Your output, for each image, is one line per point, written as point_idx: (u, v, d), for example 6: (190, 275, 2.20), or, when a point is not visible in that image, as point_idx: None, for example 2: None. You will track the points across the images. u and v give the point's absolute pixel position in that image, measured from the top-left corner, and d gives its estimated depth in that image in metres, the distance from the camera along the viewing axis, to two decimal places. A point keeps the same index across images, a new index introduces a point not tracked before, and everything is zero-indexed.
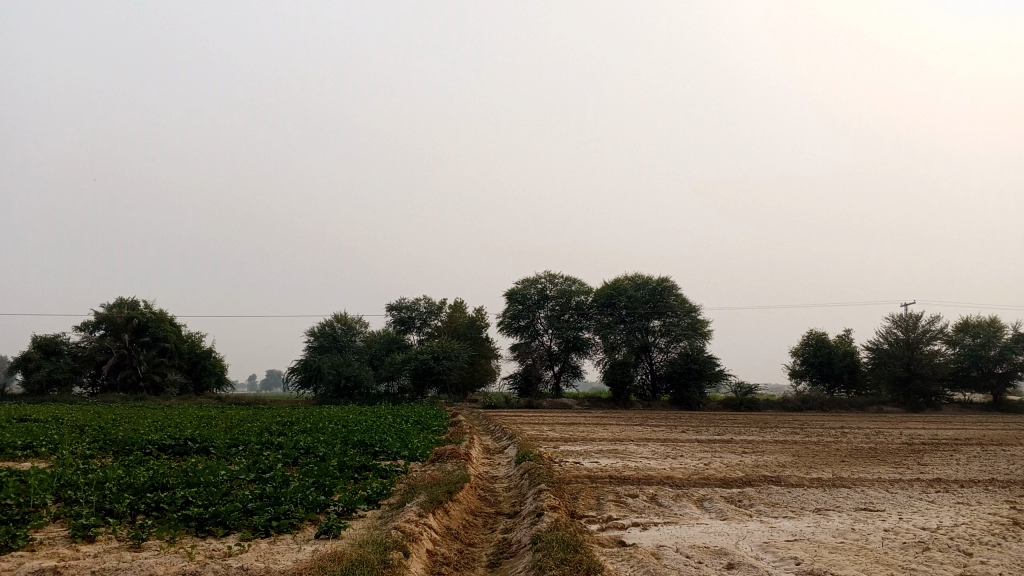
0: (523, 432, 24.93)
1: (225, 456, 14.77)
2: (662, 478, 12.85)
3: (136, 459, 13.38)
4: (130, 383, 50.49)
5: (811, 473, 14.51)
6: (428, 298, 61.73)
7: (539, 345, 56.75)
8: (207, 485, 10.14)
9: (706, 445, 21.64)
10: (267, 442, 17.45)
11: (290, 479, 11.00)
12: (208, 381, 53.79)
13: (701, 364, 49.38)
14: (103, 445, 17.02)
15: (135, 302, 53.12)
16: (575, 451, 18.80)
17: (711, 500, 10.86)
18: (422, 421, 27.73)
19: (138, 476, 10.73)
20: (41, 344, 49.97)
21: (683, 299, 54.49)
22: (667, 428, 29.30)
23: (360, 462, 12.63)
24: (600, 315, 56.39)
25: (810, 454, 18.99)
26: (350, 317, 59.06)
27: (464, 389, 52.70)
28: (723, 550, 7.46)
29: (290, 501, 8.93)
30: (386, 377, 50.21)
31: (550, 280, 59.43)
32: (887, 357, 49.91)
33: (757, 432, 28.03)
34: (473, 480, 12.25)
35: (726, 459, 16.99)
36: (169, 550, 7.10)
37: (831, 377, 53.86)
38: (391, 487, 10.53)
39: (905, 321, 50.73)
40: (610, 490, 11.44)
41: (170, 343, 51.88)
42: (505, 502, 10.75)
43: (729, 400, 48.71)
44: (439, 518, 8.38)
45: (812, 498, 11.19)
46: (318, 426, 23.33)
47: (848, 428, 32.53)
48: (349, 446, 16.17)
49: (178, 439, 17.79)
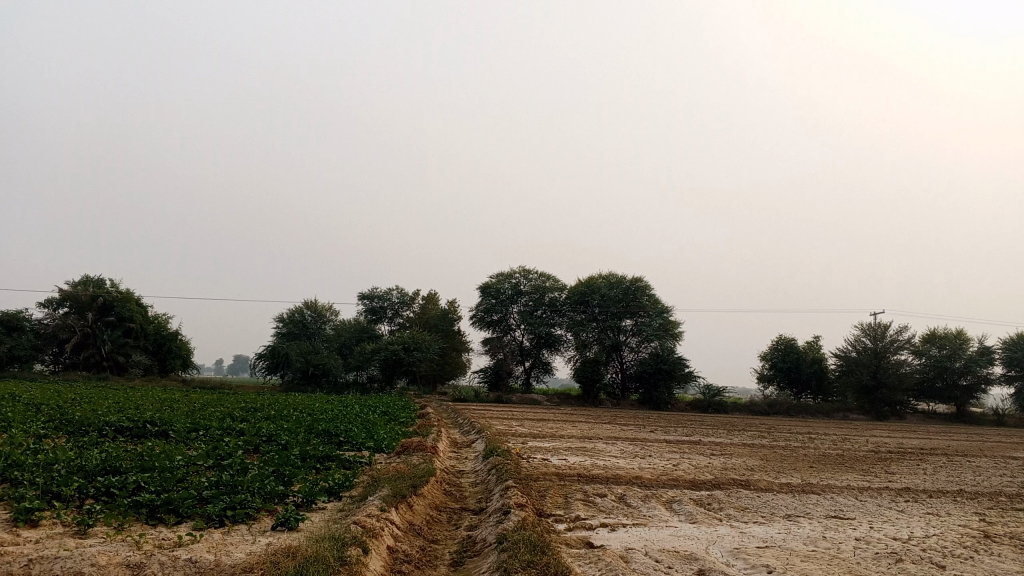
0: (492, 427, 24.67)
1: (184, 440, 14.33)
2: (631, 478, 12.66)
3: (90, 441, 12.89)
4: (93, 362, 49.50)
5: (780, 478, 14.41)
6: (401, 288, 61.24)
7: (511, 340, 56.50)
8: (161, 471, 9.75)
9: (674, 446, 21.54)
10: (229, 428, 17.01)
11: (250, 466, 10.65)
12: (173, 363, 52.94)
13: (670, 364, 49.42)
14: (58, 424, 16.50)
15: (101, 280, 52.09)
16: (543, 448, 18.59)
17: (680, 502, 10.67)
18: (389, 411, 27.43)
19: (90, 458, 10.31)
20: (3, 319, 48.77)
21: (656, 300, 54.52)
22: (636, 428, 29.23)
23: (323, 452, 12.30)
24: (573, 312, 56.27)
25: (777, 459, 18.90)
26: (321, 305, 58.42)
27: (433, 381, 52.44)
28: (693, 555, 7.26)
29: (247, 491, 8.60)
30: (354, 366, 49.75)
31: (524, 275, 59.15)
32: (854, 365, 50.28)
33: (725, 435, 28.00)
34: (439, 475, 11.97)
35: (695, 461, 16.84)
36: (115, 537, 6.74)
37: (798, 383, 54.17)
38: (353, 478, 10.21)
39: (873, 330, 51.13)
40: (578, 489, 11.20)
41: (136, 323, 50.95)
42: (471, 498, 10.48)
43: (698, 402, 48.86)
44: (402, 512, 8.10)
45: (781, 504, 11.05)
46: (283, 413, 22.88)
47: (814, 434, 32.66)
48: (313, 435, 15.80)
49: (137, 421, 17.30)
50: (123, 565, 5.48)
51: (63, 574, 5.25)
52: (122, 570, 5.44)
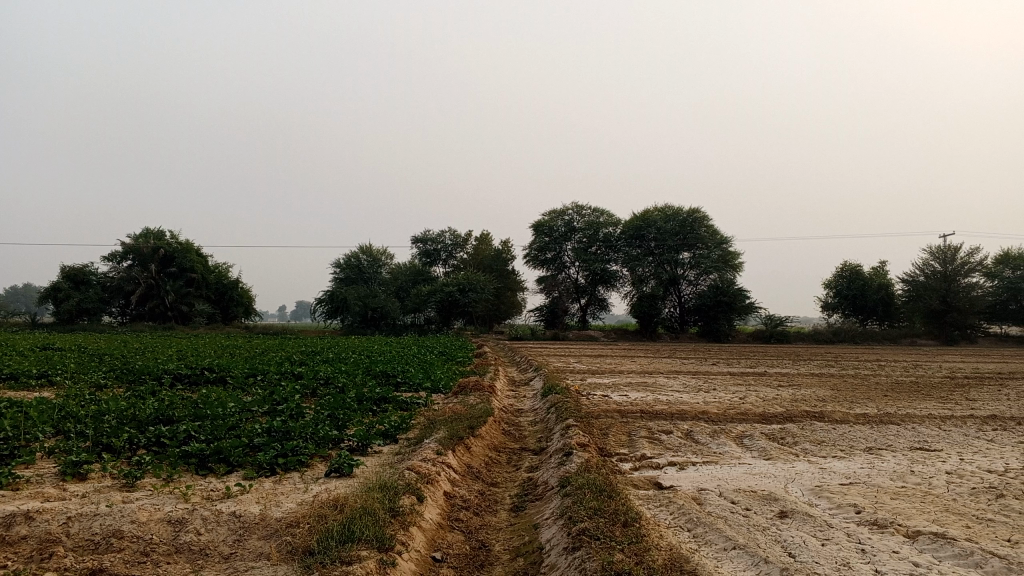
0: (550, 364, 24.35)
1: (241, 387, 14.21)
2: (698, 413, 12.10)
3: (147, 390, 12.80)
4: (159, 313, 50.63)
5: (855, 408, 13.72)
6: (453, 229, 60.89)
7: (566, 278, 55.93)
8: (215, 419, 9.53)
9: (739, 378, 20.93)
10: (286, 373, 16.96)
11: (304, 411, 10.36)
12: (236, 311, 53.88)
13: (731, 296, 48.03)
14: (119, 374, 16.62)
15: (161, 233, 52.83)
16: (604, 385, 18.18)
17: (752, 437, 10.11)
18: (447, 351, 27.40)
19: (144, 408, 10.15)
20: (70, 274, 49.80)
21: (714, 231, 53.06)
22: (697, 361, 28.76)
23: (379, 394, 11.99)
24: (629, 247, 55.23)
25: (849, 389, 18.14)
26: (375, 249, 58.57)
27: (489, 320, 52.65)
28: (772, 496, 6.72)
29: (298, 436, 8.27)
30: (411, 309, 49.72)
31: (577, 211, 58.15)
32: (922, 289, 48.43)
33: (792, 365, 27.22)
34: (497, 415, 11.58)
35: (762, 394, 16.22)
36: (163, 490, 6.50)
37: (864, 310, 52.71)
38: (409, 420, 9.85)
39: (942, 253, 48.93)
40: (642, 426, 10.70)
41: (198, 273, 51.76)
42: (531, 438, 10.07)
43: (760, 333, 47.87)
44: (459, 455, 7.71)
45: (860, 436, 10.40)
46: (341, 356, 22.91)
47: (884, 361, 31.61)
48: (369, 377, 15.60)
49: (195, 369, 17.34)
50: (164, 522, 5.18)
51: (101, 533, 4.98)
52: (163, 528, 5.14)
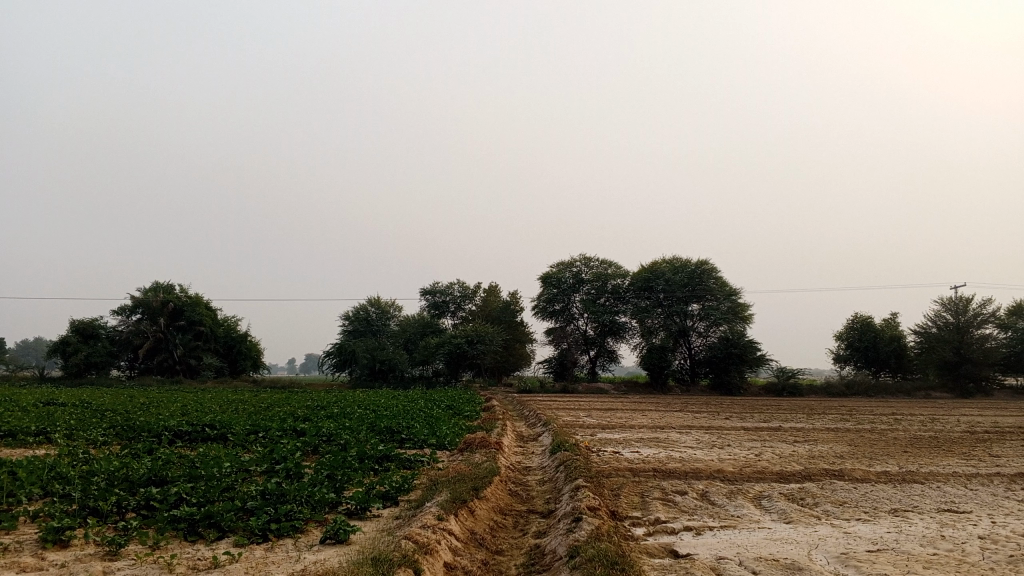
0: (559, 419, 23.86)
1: (241, 444, 13.82)
2: (711, 472, 11.64)
3: (144, 448, 12.41)
4: (167, 366, 50.29)
5: (876, 466, 13.22)
6: (462, 281, 60.81)
7: (574, 329, 55.57)
8: (210, 480, 9.14)
9: (753, 433, 20.37)
10: (289, 429, 16.54)
11: (302, 470, 9.96)
12: (244, 364, 53.56)
13: (741, 347, 47.62)
14: (119, 431, 16.23)
15: (170, 286, 52.83)
16: (614, 440, 17.69)
17: (770, 498, 9.66)
18: (454, 405, 26.92)
19: (138, 468, 9.78)
20: (79, 327, 49.67)
21: (723, 282, 52.77)
22: (709, 415, 28.17)
23: (382, 452, 11.60)
24: (638, 298, 54.96)
25: (867, 445, 17.59)
26: (384, 302, 58.45)
27: (498, 373, 52.13)
28: (795, 565, 6.29)
29: (293, 499, 7.88)
30: (420, 361, 49.36)
31: (585, 263, 58.08)
32: (935, 341, 47.84)
33: (807, 419, 26.62)
34: (504, 474, 11.15)
35: (778, 450, 15.72)
36: (147, 559, 6.13)
37: (876, 362, 52.05)
38: (411, 480, 9.45)
39: (954, 304, 48.45)
40: (654, 486, 10.25)
41: (206, 326, 51.54)
42: (539, 499, 9.64)
43: (771, 385, 47.21)
44: (461, 520, 7.32)
45: (883, 496, 9.94)
46: (346, 411, 22.45)
47: (900, 414, 30.97)
48: (373, 433, 15.18)
49: (195, 425, 16.94)
50: None
51: None
52: None
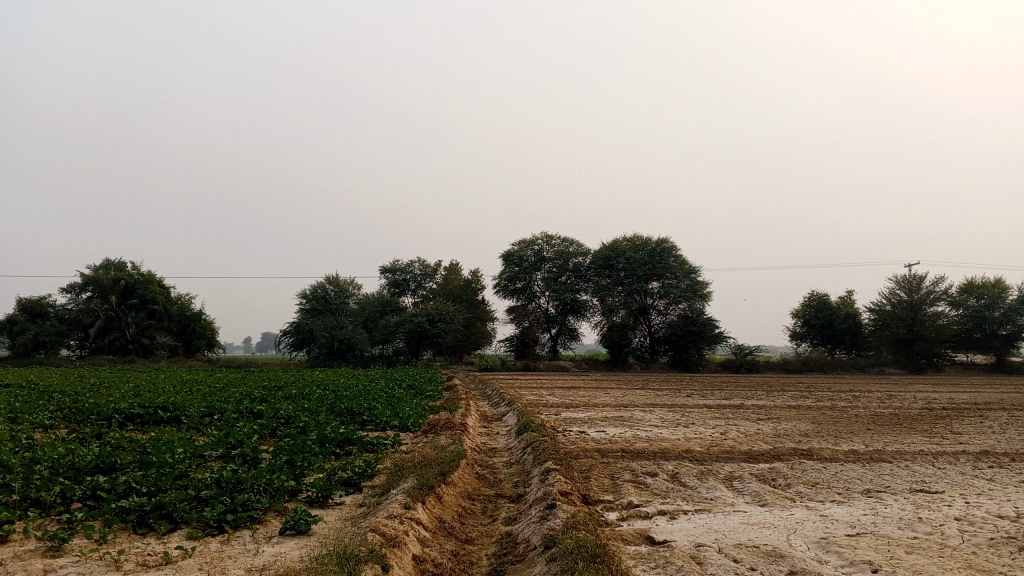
0: (522, 398, 23.59)
1: (196, 427, 13.30)
2: (681, 452, 11.44)
3: (92, 433, 11.84)
4: (119, 346, 49.00)
5: (842, 444, 13.16)
6: (422, 259, 60.18)
7: (536, 308, 55.38)
8: (161, 467, 8.68)
9: (716, 412, 20.32)
10: (245, 411, 16.01)
11: (259, 456, 9.53)
12: (198, 343, 52.44)
13: (700, 325, 47.86)
14: (65, 414, 15.55)
15: (122, 263, 51.46)
16: (579, 420, 17.48)
17: (742, 479, 9.49)
18: (415, 385, 26.54)
19: (84, 454, 9.27)
20: (26, 306, 48.13)
21: (683, 260, 52.93)
22: (672, 393, 28.15)
23: (343, 434, 11.19)
24: (598, 277, 54.91)
25: (831, 423, 17.61)
26: (343, 280, 57.62)
27: (459, 351, 51.68)
28: (777, 551, 6.09)
29: (250, 488, 7.48)
30: (380, 339, 48.78)
31: (546, 241, 57.82)
32: (889, 318, 48.56)
33: (768, 397, 26.73)
34: (470, 457, 10.85)
35: (743, 429, 15.61)
36: (92, 555, 5.70)
37: (832, 339, 52.76)
38: (374, 465, 9.08)
39: (908, 281, 49.18)
40: (624, 468, 10.02)
41: (159, 305, 50.29)
42: (507, 483, 9.36)
43: (730, 362, 47.51)
44: (429, 508, 7.00)
45: (855, 476, 9.83)
46: (304, 392, 21.93)
47: (857, 391, 31.29)
48: (333, 415, 14.77)
49: (147, 407, 16.30)
50: None
51: None
52: None
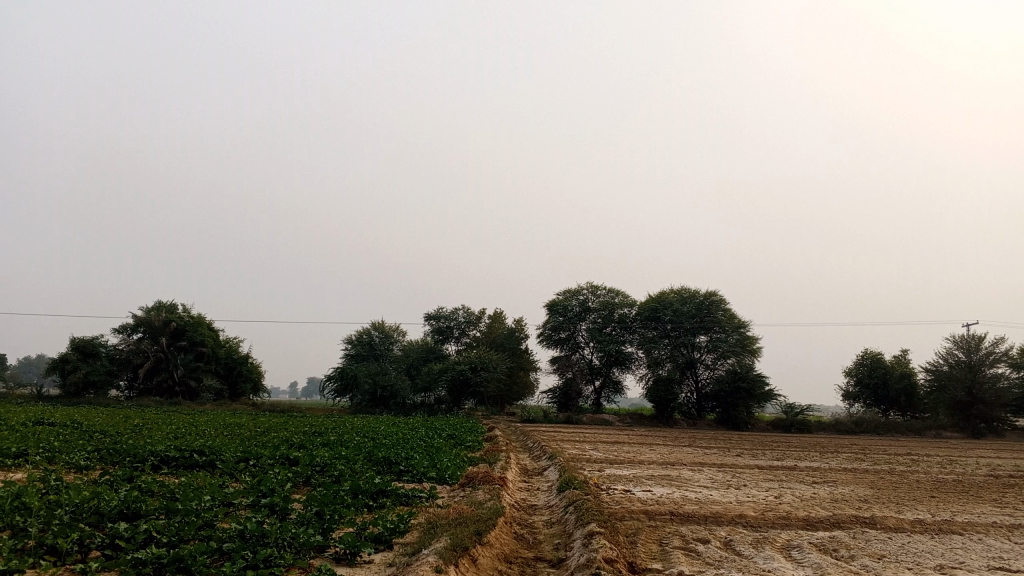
0: (565, 451, 22.93)
1: (230, 473, 12.99)
2: (734, 517, 10.77)
3: (124, 476, 11.60)
4: (166, 387, 49.43)
5: (907, 513, 12.30)
6: (467, 307, 60.10)
7: (580, 359, 54.71)
8: (187, 515, 8.32)
9: (767, 472, 19.45)
10: (281, 457, 15.66)
11: (288, 507, 9.12)
12: (244, 387, 52.71)
13: (749, 381, 46.60)
14: (103, 455, 15.37)
15: (173, 306, 52.25)
16: (624, 477, 16.79)
17: (801, 549, 8.80)
18: (456, 434, 26.03)
19: (111, 498, 8.96)
20: (79, 345, 48.91)
21: (732, 314, 52.01)
22: (720, 451, 27.22)
23: (377, 486, 10.75)
24: (644, 329, 54.22)
25: (891, 488, 16.65)
26: (387, 326, 57.69)
27: (502, 401, 50.51)
28: None
29: (274, 542, 7.07)
30: (422, 387, 48.54)
31: (592, 291, 57.39)
32: (947, 380, 46.79)
33: (821, 458, 25.63)
34: (509, 514, 10.32)
35: (797, 492, 14.81)
36: None
37: (886, 400, 51.01)
38: (407, 520, 8.62)
39: (966, 342, 47.50)
40: (672, 532, 9.40)
41: (207, 348, 50.80)
42: (547, 546, 8.82)
43: (779, 421, 46.08)
44: (463, 571, 6.52)
45: (924, 550, 9.06)
46: (343, 439, 21.55)
47: (916, 455, 29.92)
48: (370, 464, 14.37)
49: (184, 450, 16.08)
50: None
51: None
52: None
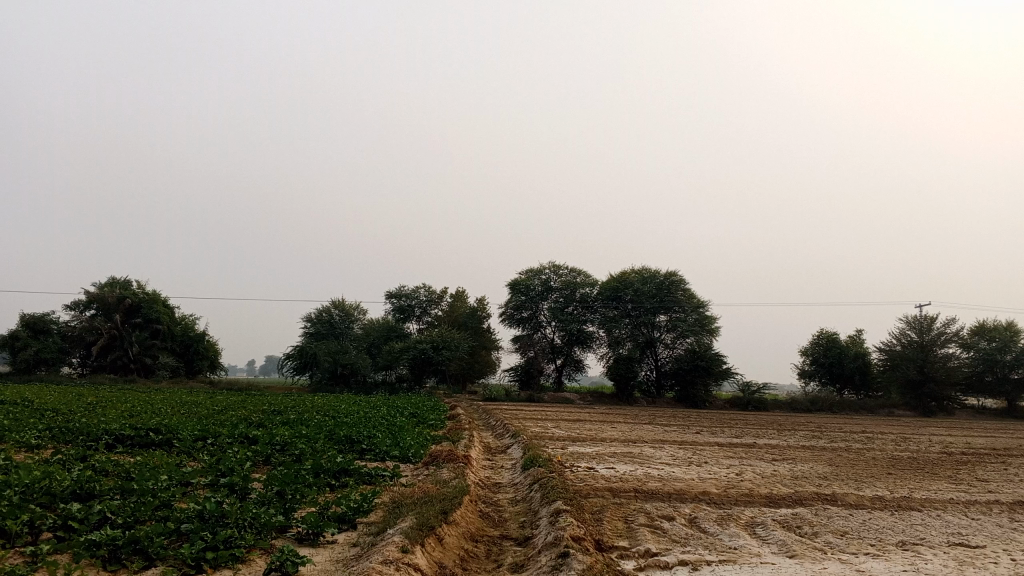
0: (527, 430, 22.90)
1: (187, 452, 12.70)
2: (697, 494, 10.80)
3: (76, 454, 11.26)
4: (121, 364, 48.39)
5: (866, 490, 12.47)
6: (428, 285, 59.74)
7: (541, 337, 54.77)
8: (143, 495, 8.07)
9: (728, 450, 19.61)
10: (240, 436, 15.35)
11: (248, 486, 8.91)
12: (200, 365, 51.84)
13: (708, 360, 47.07)
14: (55, 433, 14.95)
15: (128, 282, 51.11)
16: (587, 454, 16.77)
17: (765, 526, 8.84)
18: (417, 413, 25.87)
19: (62, 479, 8.66)
20: (30, 322, 47.63)
21: (692, 294, 52.41)
22: (680, 429, 27.44)
23: (339, 465, 10.57)
24: (606, 308, 54.44)
25: (849, 466, 16.88)
26: (348, 304, 57.15)
27: (463, 380, 50.47)
28: None
29: (234, 522, 6.88)
30: (383, 365, 48.27)
31: (554, 270, 57.40)
32: (899, 359, 47.73)
33: (779, 436, 25.96)
34: (473, 493, 10.21)
35: (758, 469, 14.92)
36: None
37: (840, 379, 51.94)
38: (371, 500, 8.47)
39: (919, 322, 48.48)
40: (638, 510, 9.38)
41: (163, 325, 49.84)
42: (513, 524, 8.75)
43: (737, 399, 46.67)
44: (429, 551, 6.41)
45: (885, 526, 9.15)
46: (303, 417, 21.22)
47: (870, 432, 30.45)
48: (331, 443, 14.15)
49: (139, 429, 15.69)
50: None
51: None
52: None
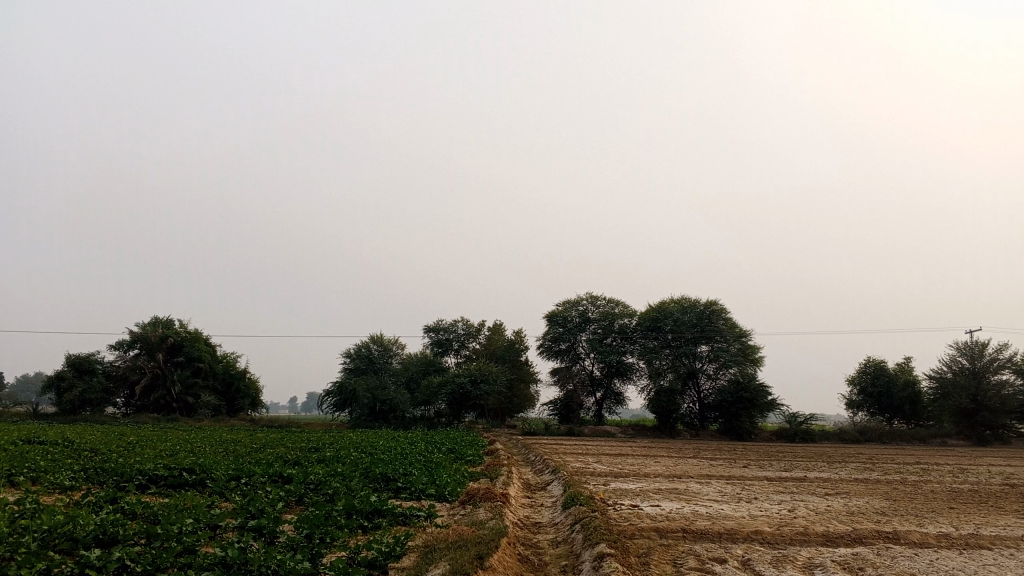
0: (568, 465, 22.33)
1: (219, 492, 12.40)
2: (749, 533, 10.20)
3: (107, 496, 10.98)
4: (164, 404, 48.63)
5: (929, 526, 11.73)
6: (466, 319, 59.51)
7: (580, 369, 54.10)
8: (167, 539, 7.74)
9: (777, 485, 18.83)
10: (274, 475, 15.03)
11: (277, 529, 8.54)
12: (241, 403, 51.97)
13: (752, 392, 45.94)
14: (90, 474, 14.80)
15: (170, 322, 51.66)
16: (630, 491, 16.14)
17: (825, 568, 8.25)
18: (456, 449, 25.47)
19: (86, 522, 8.36)
20: (75, 362, 48.19)
21: (733, 323, 51.47)
22: (727, 462, 26.61)
23: (372, 505, 10.16)
24: (645, 339, 53.72)
25: (907, 500, 16.05)
26: (386, 338, 57.16)
27: (503, 414, 49.94)
28: None
29: (258, 569, 6.52)
30: (422, 401, 48.03)
31: (592, 302, 56.94)
32: (951, 387, 46.27)
33: (830, 469, 25.07)
34: (512, 534, 9.74)
35: (812, 505, 14.20)
36: None
37: (890, 408, 50.41)
38: (405, 543, 8.04)
39: (970, 348, 47.02)
40: (687, 552, 8.83)
41: (204, 363, 50.22)
42: (555, 568, 8.27)
43: (783, 430, 45.45)
44: None
45: (955, 567, 8.49)
46: (339, 454, 20.95)
47: (926, 464, 29.24)
48: (366, 481, 13.76)
49: (174, 468, 15.46)
50: None
51: None
52: None
